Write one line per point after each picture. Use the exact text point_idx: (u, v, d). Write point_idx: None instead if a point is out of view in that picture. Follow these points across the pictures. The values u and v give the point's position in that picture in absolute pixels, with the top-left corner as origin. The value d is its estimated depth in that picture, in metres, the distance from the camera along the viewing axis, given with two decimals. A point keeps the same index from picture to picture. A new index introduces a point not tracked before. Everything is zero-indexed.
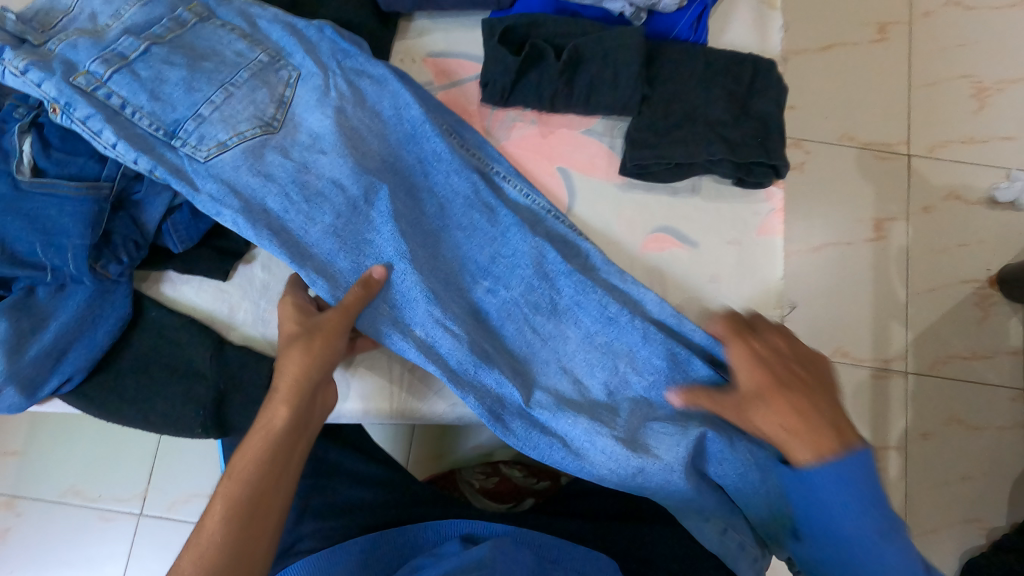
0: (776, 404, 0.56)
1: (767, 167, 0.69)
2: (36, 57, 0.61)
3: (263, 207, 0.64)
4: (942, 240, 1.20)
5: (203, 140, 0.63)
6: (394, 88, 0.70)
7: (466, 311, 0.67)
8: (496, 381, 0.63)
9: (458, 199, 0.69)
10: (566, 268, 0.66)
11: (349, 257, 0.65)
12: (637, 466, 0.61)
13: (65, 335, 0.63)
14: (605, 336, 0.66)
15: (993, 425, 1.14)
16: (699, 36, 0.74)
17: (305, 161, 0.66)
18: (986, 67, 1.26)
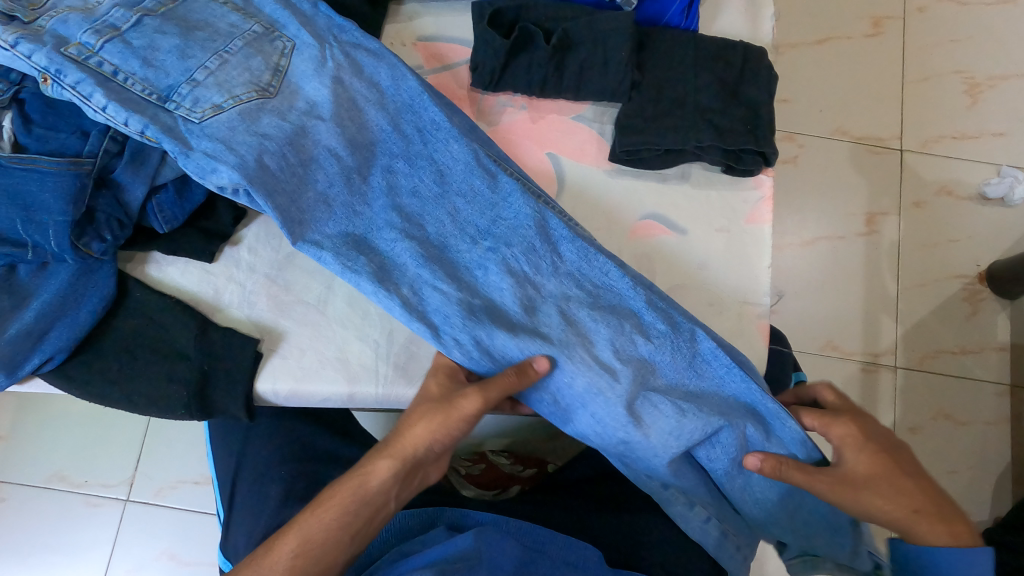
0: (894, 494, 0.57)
1: (756, 154, 0.70)
2: (27, 31, 0.60)
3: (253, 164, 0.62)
4: (933, 236, 1.21)
5: (197, 101, 0.63)
6: (387, 56, 0.69)
7: (468, 275, 0.66)
8: (488, 335, 0.63)
9: (459, 165, 0.68)
10: (568, 233, 0.66)
11: (340, 221, 0.65)
12: (624, 435, 0.64)
13: (46, 314, 0.63)
14: (606, 298, 0.66)
15: (980, 420, 1.15)
16: (690, 23, 0.73)
17: (301, 126, 0.65)
18: (979, 64, 1.26)
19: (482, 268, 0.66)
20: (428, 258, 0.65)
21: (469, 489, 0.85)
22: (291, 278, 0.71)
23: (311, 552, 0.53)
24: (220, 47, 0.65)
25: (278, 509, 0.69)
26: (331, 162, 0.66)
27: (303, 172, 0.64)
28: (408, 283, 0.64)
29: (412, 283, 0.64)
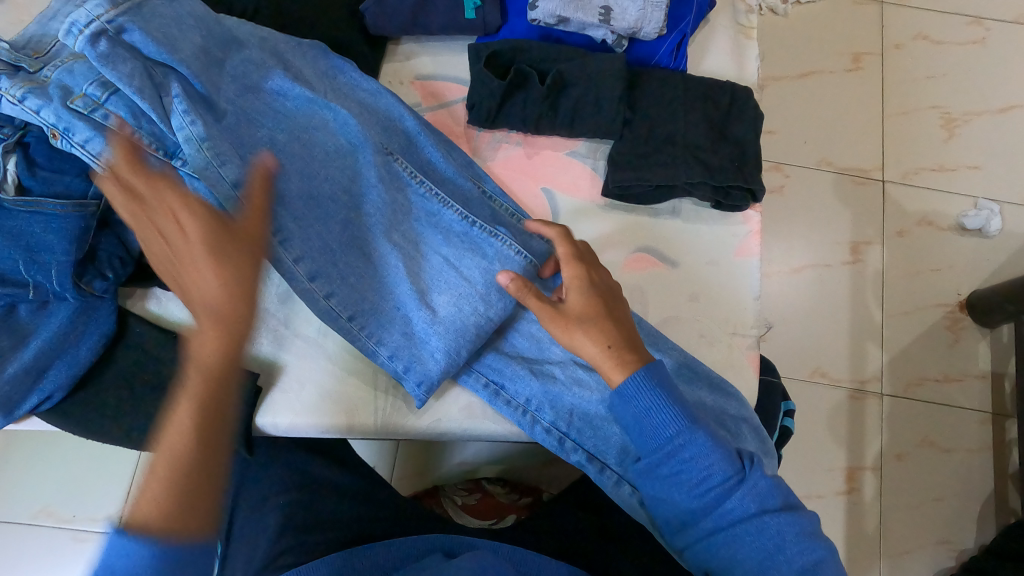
0: (600, 325, 0.62)
1: (744, 190, 0.72)
2: (34, 84, 0.61)
3: (241, 188, 0.62)
4: (915, 265, 1.24)
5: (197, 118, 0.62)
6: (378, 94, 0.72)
7: (447, 306, 0.67)
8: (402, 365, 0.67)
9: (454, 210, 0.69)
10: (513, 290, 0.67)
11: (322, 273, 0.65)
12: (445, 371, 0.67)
13: (45, 352, 0.64)
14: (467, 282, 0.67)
15: (964, 448, 1.17)
16: (679, 63, 0.76)
17: (294, 152, 0.66)
18: (955, 100, 1.31)
19: (461, 296, 0.67)
20: (416, 288, 0.67)
21: (466, 518, 0.87)
22: (290, 311, 0.71)
23: None
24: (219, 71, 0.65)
25: (275, 539, 0.70)
26: (320, 190, 0.66)
27: (284, 200, 0.64)
28: (393, 327, 0.68)
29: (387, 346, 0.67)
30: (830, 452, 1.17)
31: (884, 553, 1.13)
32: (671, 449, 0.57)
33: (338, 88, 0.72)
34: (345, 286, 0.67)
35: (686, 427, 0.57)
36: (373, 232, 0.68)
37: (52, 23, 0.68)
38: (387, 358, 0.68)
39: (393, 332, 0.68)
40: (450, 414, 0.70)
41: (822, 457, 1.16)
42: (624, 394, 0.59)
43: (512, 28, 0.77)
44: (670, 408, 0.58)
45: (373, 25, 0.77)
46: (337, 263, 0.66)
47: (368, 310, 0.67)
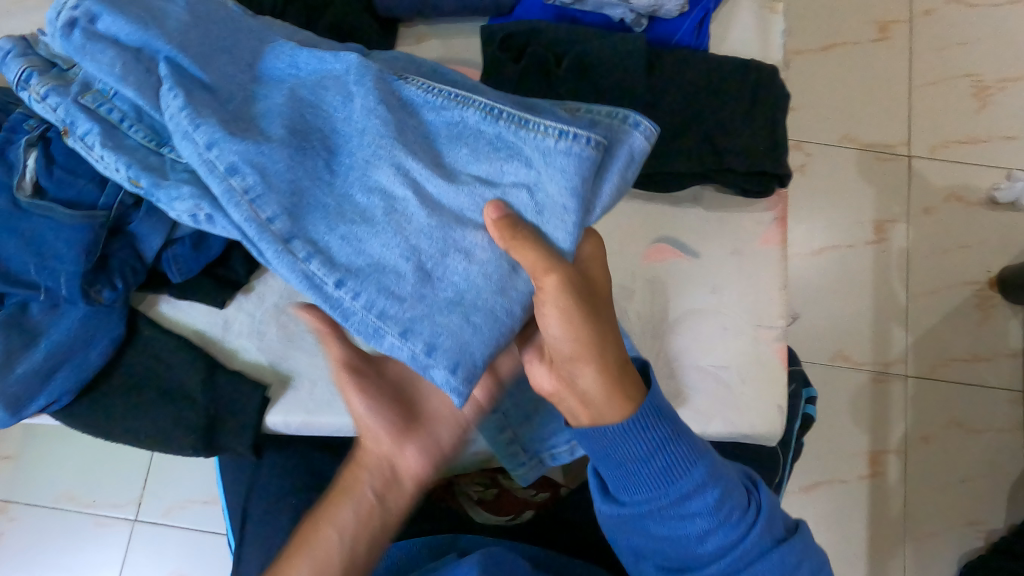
0: (601, 352, 0.54)
1: (771, 176, 0.69)
2: (61, 82, 0.59)
3: (202, 140, 0.53)
4: (943, 242, 1.20)
5: (181, 95, 0.53)
6: (411, 57, 0.60)
7: (481, 248, 0.53)
8: (418, 342, 0.54)
9: (470, 131, 0.53)
10: (558, 197, 0.50)
11: (332, 235, 0.54)
12: (446, 354, 0.53)
13: (55, 354, 0.63)
14: (459, 224, 0.54)
15: (992, 428, 1.14)
16: (701, 42, 0.72)
17: (286, 109, 0.55)
18: (988, 67, 1.25)
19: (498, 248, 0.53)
20: (428, 240, 0.54)
21: None
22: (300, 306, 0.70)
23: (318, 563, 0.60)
24: (215, 42, 0.56)
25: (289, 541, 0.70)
26: (318, 143, 0.55)
27: (262, 155, 0.53)
28: (416, 302, 0.54)
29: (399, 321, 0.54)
30: (853, 436, 1.15)
31: (910, 536, 1.12)
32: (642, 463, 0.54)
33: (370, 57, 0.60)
34: (336, 250, 0.54)
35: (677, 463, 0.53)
36: (370, 174, 0.54)
37: None
38: (402, 338, 0.54)
39: (409, 296, 0.54)
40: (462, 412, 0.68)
41: (844, 440, 1.14)
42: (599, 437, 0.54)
43: (527, 8, 0.73)
44: (660, 454, 0.53)
45: (381, 8, 0.73)
46: (327, 222, 0.54)
47: (367, 274, 0.54)
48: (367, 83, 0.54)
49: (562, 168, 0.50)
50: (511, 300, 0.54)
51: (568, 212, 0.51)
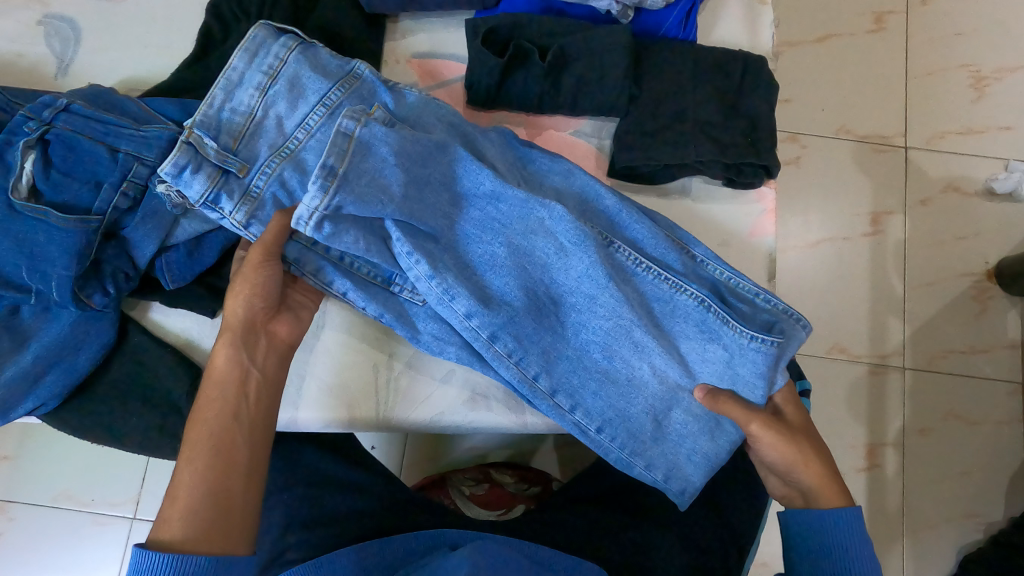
0: (806, 459, 0.63)
1: (758, 167, 0.68)
2: (245, 198, 0.60)
3: (461, 312, 0.62)
4: (940, 234, 1.19)
5: (422, 257, 0.60)
6: (583, 181, 0.65)
7: (700, 409, 0.65)
8: (648, 468, 0.67)
9: (671, 309, 0.63)
10: (756, 352, 0.60)
11: (574, 376, 0.66)
12: (664, 475, 0.67)
13: (43, 357, 0.63)
14: (678, 377, 0.64)
15: (991, 420, 1.14)
16: (688, 33, 0.72)
17: (518, 265, 0.63)
18: (984, 57, 1.24)
19: (677, 386, 0.65)
20: (657, 387, 0.65)
21: (474, 509, 0.85)
22: None
23: (214, 461, 0.55)
24: (422, 172, 0.60)
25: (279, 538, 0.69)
26: (545, 300, 0.64)
27: (515, 322, 0.63)
28: (649, 442, 0.66)
29: (643, 458, 0.66)
30: (851, 429, 1.14)
31: (910, 529, 1.11)
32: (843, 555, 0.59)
33: (556, 189, 0.65)
34: (584, 397, 0.66)
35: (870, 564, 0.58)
36: (609, 337, 0.64)
37: (239, 92, 0.62)
38: (644, 468, 0.67)
39: (647, 439, 0.66)
40: (453, 409, 0.68)
41: (843, 433, 1.14)
42: (817, 525, 0.60)
43: (511, 3, 0.73)
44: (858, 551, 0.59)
45: (366, 5, 0.73)
46: (575, 374, 0.66)
47: (620, 419, 0.66)
48: (592, 250, 0.60)
49: (758, 363, 0.60)
50: (716, 445, 0.66)
51: (759, 384, 0.61)
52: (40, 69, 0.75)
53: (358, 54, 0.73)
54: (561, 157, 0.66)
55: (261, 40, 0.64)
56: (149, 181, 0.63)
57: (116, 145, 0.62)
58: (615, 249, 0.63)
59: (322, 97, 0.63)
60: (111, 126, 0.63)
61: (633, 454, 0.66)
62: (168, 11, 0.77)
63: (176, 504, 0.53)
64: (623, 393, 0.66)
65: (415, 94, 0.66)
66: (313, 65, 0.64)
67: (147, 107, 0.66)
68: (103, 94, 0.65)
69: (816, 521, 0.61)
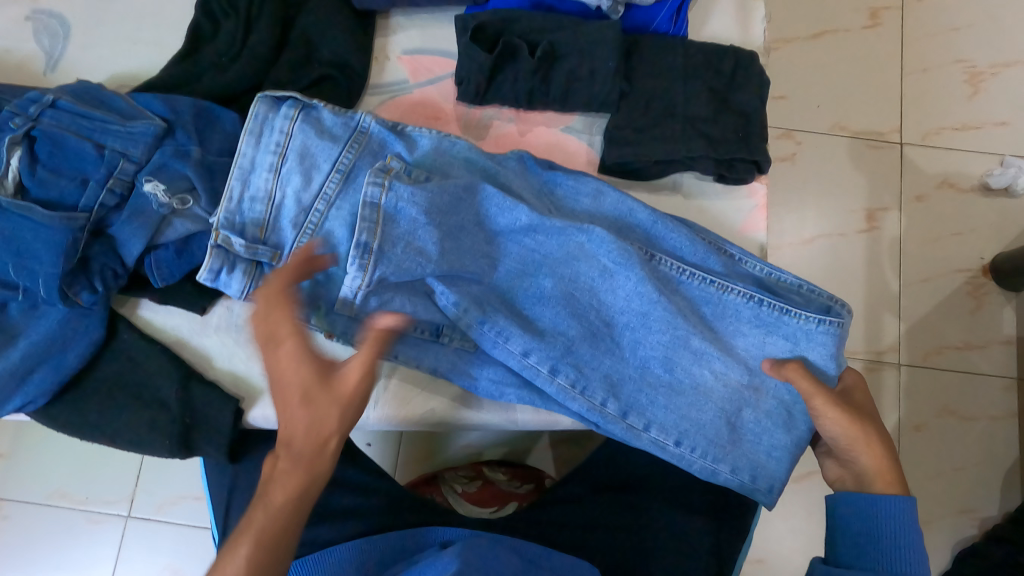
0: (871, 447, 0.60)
1: (749, 163, 0.68)
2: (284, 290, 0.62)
3: (519, 349, 0.63)
4: (935, 229, 1.19)
5: (470, 306, 0.62)
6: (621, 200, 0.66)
7: (766, 405, 0.65)
8: (732, 471, 0.64)
9: (715, 308, 0.64)
10: (808, 327, 0.62)
11: (642, 394, 0.64)
12: (749, 478, 0.64)
13: (32, 355, 0.63)
14: (740, 378, 0.64)
15: (987, 416, 1.14)
16: (678, 29, 0.72)
17: (564, 297, 0.64)
18: (980, 52, 1.24)
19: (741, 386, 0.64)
20: (725, 391, 0.64)
21: (468, 506, 0.84)
22: None
23: None
24: (455, 220, 0.62)
25: None
26: (597, 322, 0.64)
27: (573, 352, 0.64)
28: (728, 444, 0.64)
29: (725, 464, 0.64)
30: None
31: None
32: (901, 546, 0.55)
33: (589, 213, 0.66)
34: (657, 413, 0.64)
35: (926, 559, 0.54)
36: (668, 347, 0.64)
37: (254, 177, 0.63)
38: (729, 473, 0.64)
39: (726, 444, 0.64)
40: (444, 405, 0.68)
41: None
42: (865, 511, 0.57)
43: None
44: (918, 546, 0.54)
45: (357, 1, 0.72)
46: (643, 391, 0.64)
47: (692, 430, 0.64)
48: (637, 269, 0.62)
49: (822, 347, 0.62)
50: (794, 437, 0.65)
51: (829, 364, 0.63)
52: (30, 66, 0.75)
53: (349, 49, 0.73)
54: (586, 176, 0.66)
55: (263, 117, 0.64)
56: (136, 178, 0.63)
57: (102, 142, 0.63)
58: (658, 262, 0.64)
59: (335, 162, 0.64)
60: (98, 123, 0.63)
61: (716, 459, 0.64)
62: (158, 8, 0.77)
63: None
64: (693, 405, 0.64)
65: (427, 136, 0.67)
66: (318, 131, 0.64)
67: (134, 102, 0.66)
68: (91, 91, 0.66)
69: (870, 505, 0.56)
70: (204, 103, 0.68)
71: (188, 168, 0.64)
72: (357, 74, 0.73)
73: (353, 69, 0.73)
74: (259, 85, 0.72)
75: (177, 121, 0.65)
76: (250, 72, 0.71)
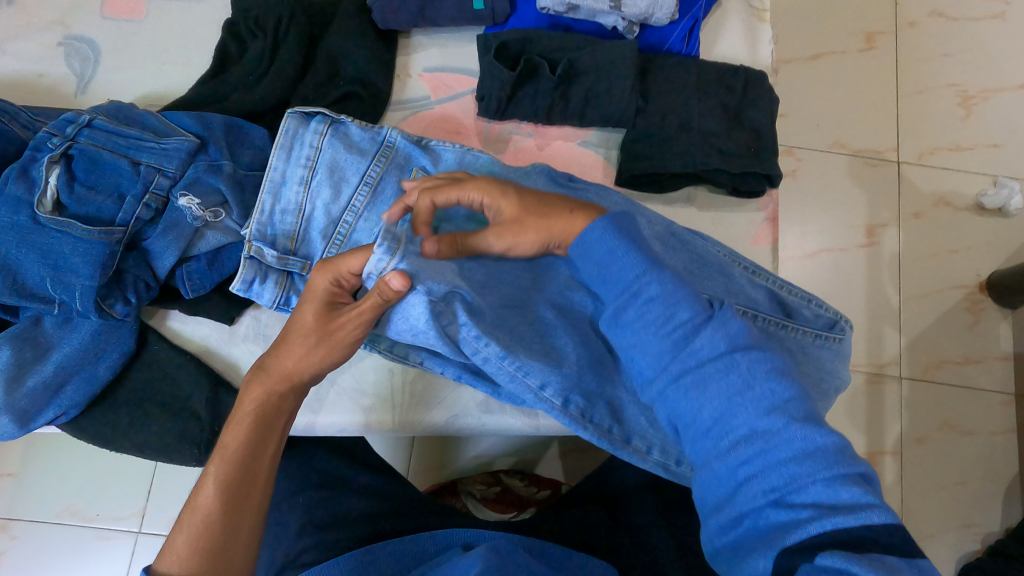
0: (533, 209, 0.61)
1: (762, 176, 0.71)
2: None
3: (534, 379, 0.60)
4: (933, 246, 1.22)
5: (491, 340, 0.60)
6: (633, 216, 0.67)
7: None
8: None
9: None
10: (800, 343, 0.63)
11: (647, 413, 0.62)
12: None
13: (64, 368, 0.64)
14: None
15: (986, 430, 1.16)
16: (690, 49, 0.75)
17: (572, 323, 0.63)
18: (972, 77, 1.28)
19: None
20: None
21: (485, 513, 0.88)
22: None
23: (233, 479, 0.51)
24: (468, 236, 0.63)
25: (296, 539, 0.69)
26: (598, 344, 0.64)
27: (581, 379, 0.61)
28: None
29: None
30: (850, 439, 1.16)
31: (911, 538, 1.12)
32: (635, 293, 0.48)
33: None
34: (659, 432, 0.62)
35: (648, 271, 0.49)
36: None
37: (285, 190, 0.65)
38: None
39: None
40: (467, 410, 0.69)
41: None
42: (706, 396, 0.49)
43: (520, 18, 0.75)
44: (629, 251, 0.50)
45: (380, 21, 0.75)
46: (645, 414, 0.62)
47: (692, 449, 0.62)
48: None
49: (824, 360, 0.63)
50: None
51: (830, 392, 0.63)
52: (61, 87, 0.77)
53: (374, 67, 0.75)
54: (611, 190, 0.68)
55: (294, 132, 0.66)
56: (170, 192, 0.65)
57: (138, 158, 0.64)
58: None
59: (363, 175, 0.66)
60: (132, 139, 0.64)
61: None
62: (185, 31, 0.80)
63: (194, 515, 0.49)
64: None
65: (450, 149, 0.69)
66: (347, 145, 0.66)
67: (166, 120, 0.68)
68: (123, 109, 0.67)
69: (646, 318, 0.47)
70: (234, 119, 0.70)
71: (221, 182, 0.65)
72: (379, 92, 0.75)
73: (376, 87, 0.75)
74: (285, 102, 0.74)
75: (209, 137, 0.67)
76: (275, 87, 0.73)
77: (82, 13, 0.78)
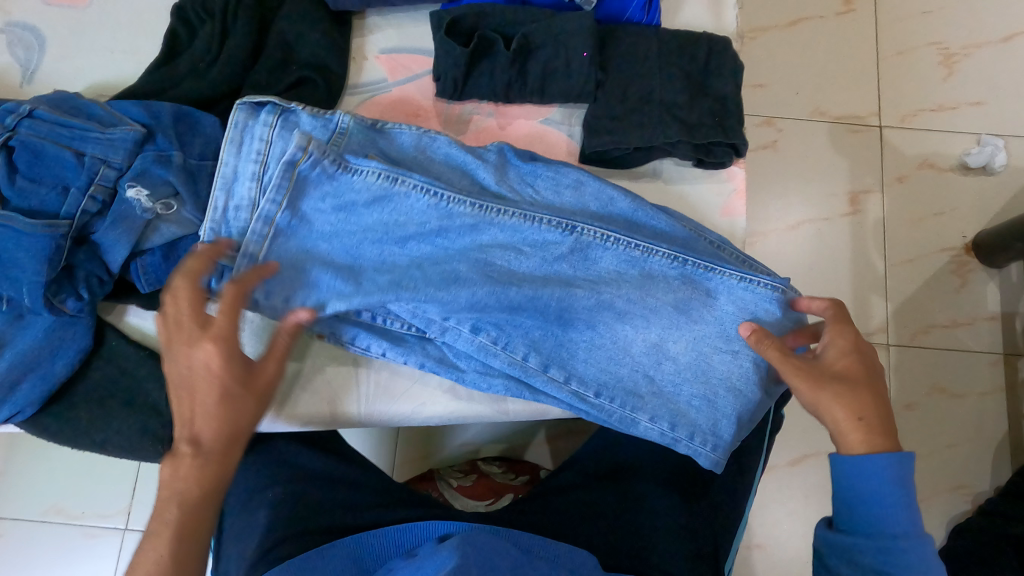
0: (859, 396, 0.57)
1: (727, 146, 0.69)
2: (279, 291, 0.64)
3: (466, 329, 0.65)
4: (917, 210, 1.20)
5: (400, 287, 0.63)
6: (591, 185, 0.67)
7: (687, 351, 0.65)
8: (661, 430, 0.65)
9: (664, 279, 0.64)
10: (723, 281, 0.64)
11: (557, 342, 0.65)
12: (672, 440, 0.66)
13: (18, 366, 0.63)
14: (665, 336, 0.65)
15: (975, 392, 1.15)
16: (652, 18, 0.73)
17: (478, 272, 0.64)
18: (954, 34, 1.26)
19: (699, 342, 0.64)
20: (649, 345, 0.65)
21: (463, 500, 0.86)
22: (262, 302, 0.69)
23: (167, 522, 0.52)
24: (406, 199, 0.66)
25: (268, 531, 0.68)
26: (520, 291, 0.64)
27: (491, 314, 0.65)
28: (647, 395, 0.65)
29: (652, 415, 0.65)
30: None
31: None
32: (889, 550, 0.53)
33: (568, 204, 0.67)
34: (581, 369, 0.66)
35: (913, 536, 0.54)
36: (592, 312, 0.65)
37: (238, 188, 0.64)
38: (649, 422, 0.65)
39: (648, 395, 0.65)
40: (434, 399, 0.69)
41: None
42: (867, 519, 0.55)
43: None
44: (908, 511, 0.54)
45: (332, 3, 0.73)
46: (561, 346, 0.66)
47: (614, 383, 0.65)
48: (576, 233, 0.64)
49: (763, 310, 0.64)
50: (739, 400, 0.65)
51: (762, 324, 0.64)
52: (6, 78, 0.75)
53: (329, 51, 0.73)
54: (567, 167, 0.67)
55: (243, 125, 0.64)
56: (117, 184, 0.63)
57: (82, 149, 0.63)
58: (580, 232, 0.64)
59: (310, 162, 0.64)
60: (76, 130, 0.63)
61: (640, 415, 0.65)
62: (133, 21, 0.77)
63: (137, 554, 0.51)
64: (610, 364, 0.65)
65: (407, 133, 0.68)
66: None
67: (113, 110, 0.66)
68: (68, 100, 0.66)
69: (887, 553, 0.53)
70: (183, 107, 0.68)
71: (172, 174, 0.64)
72: (334, 74, 0.73)
73: (331, 71, 0.73)
74: (238, 90, 0.72)
75: (156, 126, 0.66)
76: (230, 75, 0.71)
77: (23, 5, 0.76)
